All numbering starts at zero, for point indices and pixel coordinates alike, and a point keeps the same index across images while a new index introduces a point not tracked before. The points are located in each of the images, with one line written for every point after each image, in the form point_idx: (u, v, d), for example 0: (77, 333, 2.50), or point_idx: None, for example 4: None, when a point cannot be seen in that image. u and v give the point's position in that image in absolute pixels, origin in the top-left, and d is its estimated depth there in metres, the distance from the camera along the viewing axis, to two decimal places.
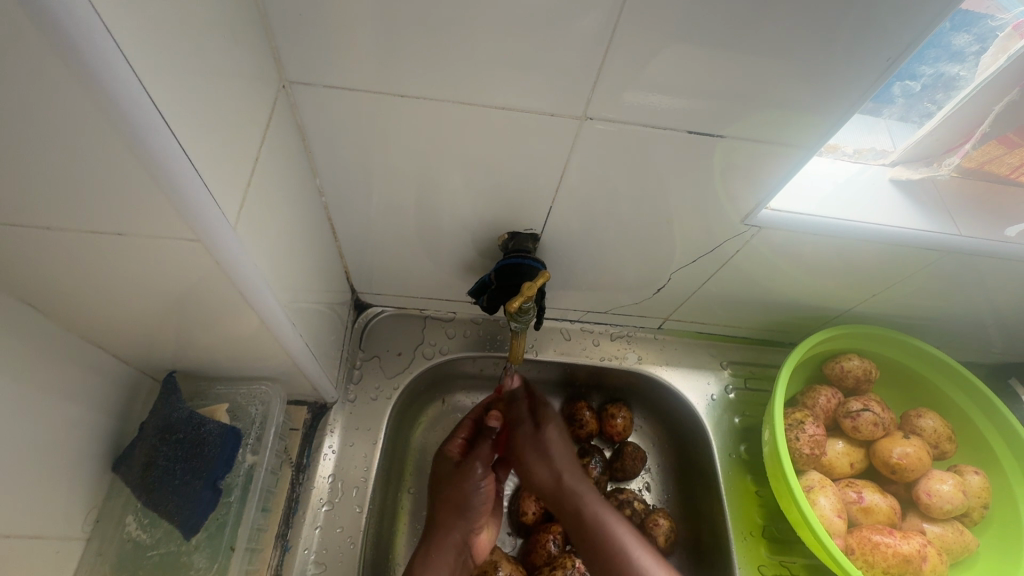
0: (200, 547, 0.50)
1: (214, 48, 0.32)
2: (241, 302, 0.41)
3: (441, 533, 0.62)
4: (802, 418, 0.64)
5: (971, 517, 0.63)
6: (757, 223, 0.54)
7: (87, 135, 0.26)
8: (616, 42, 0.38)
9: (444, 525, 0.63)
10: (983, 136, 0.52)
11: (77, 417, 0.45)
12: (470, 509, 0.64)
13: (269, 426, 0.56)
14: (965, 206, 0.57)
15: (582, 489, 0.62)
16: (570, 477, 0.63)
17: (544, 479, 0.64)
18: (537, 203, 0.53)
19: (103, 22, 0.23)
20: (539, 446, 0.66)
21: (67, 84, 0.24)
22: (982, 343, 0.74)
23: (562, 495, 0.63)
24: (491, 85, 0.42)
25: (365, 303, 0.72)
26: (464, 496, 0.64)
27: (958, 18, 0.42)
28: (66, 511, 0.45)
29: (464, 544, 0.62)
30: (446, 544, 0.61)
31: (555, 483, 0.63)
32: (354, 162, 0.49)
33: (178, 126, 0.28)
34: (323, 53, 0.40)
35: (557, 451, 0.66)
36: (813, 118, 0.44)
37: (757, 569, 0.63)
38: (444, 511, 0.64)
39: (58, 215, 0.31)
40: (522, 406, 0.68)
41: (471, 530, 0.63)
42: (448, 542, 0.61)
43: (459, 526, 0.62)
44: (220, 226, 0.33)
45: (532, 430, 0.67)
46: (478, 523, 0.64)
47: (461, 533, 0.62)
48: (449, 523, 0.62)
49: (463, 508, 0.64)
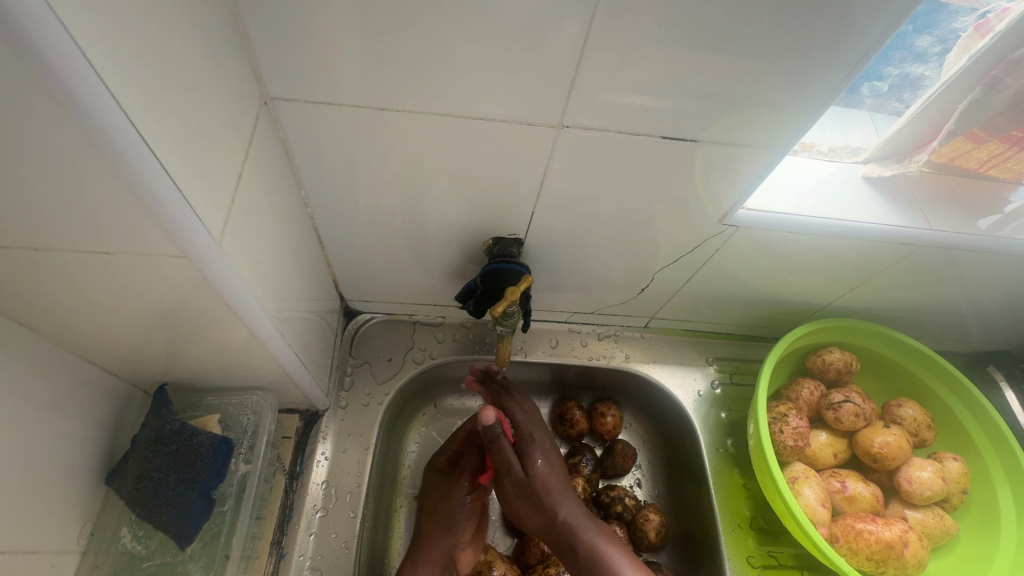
0: (196, 557, 0.50)
1: (196, 68, 0.32)
2: (230, 315, 0.42)
3: (427, 545, 0.60)
4: (786, 411, 0.65)
5: (950, 502, 0.65)
6: (734, 222, 0.55)
7: (73, 161, 0.27)
8: (588, 55, 0.40)
9: (427, 538, 0.61)
10: (950, 133, 0.54)
11: (69, 432, 0.45)
12: (453, 524, 0.61)
13: (261, 436, 0.56)
14: (937, 200, 0.59)
15: (582, 536, 0.57)
16: (567, 525, 0.58)
17: (536, 524, 0.59)
18: (520, 209, 0.54)
19: (84, 55, 0.24)
20: (529, 495, 0.59)
21: (53, 113, 0.24)
22: (961, 334, 0.76)
23: (557, 535, 0.58)
24: (469, 98, 0.43)
25: (355, 311, 0.72)
26: (450, 509, 0.62)
27: (919, 21, 0.44)
28: (61, 525, 0.45)
29: (451, 559, 0.61)
30: (428, 559, 0.60)
31: (547, 524, 0.58)
32: (339, 174, 0.50)
33: (160, 147, 0.29)
34: (302, 69, 0.41)
35: (552, 495, 0.59)
36: (783, 119, 0.45)
37: (745, 560, 0.64)
38: (429, 522, 0.62)
39: (46, 236, 0.31)
40: (504, 447, 0.59)
41: (455, 545, 0.61)
42: (434, 554, 0.60)
43: (445, 538, 0.60)
44: (205, 242, 0.34)
45: (521, 476, 0.59)
46: (463, 538, 0.61)
47: (447, 544, 0.61)
48: (435, 534, 0.60)
49: (447, 522, 0.61)
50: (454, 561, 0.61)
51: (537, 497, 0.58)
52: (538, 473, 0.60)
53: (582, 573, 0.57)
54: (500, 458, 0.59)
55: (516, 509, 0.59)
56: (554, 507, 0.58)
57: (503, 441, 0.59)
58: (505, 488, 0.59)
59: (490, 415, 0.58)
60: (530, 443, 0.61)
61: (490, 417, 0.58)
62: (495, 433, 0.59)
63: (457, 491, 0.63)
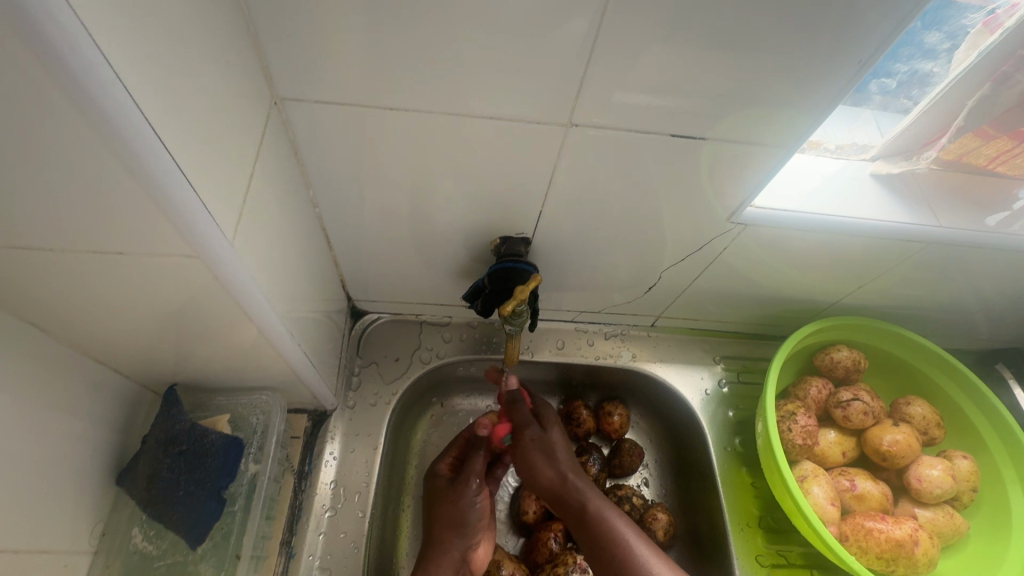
0: (206, 556, 0.51)
1: (207, 67, 0.32)
2: (241, 315, 0.42)
3: (440, 550, 0.60)
4: (794, 409, 0.65)
5: (961, 501, 0.65)
6: (743, 220, 0.55)
7: (88, 161, 0.27)
8: (597, 53, 0.40)
9: (441, 543, 0.61)
10: (959, 130, 0.54)
11: (80, 432, 0.46)
12: (465, 526, 0.61)
13: (270, 436, 0.56)
14: (946, 196, 0.58)
15: (590, 493, 0.59)
16: (575, 479, 0.60)
17: (546, 479, 0.61)
18: (528, 209, 0.54)
19: (101, 56, 0.24)
20: (542, 448, 0.63)
21: (68, 114, 0.24)
22: (969, 331, 0.76)
23: (565, 491, 0.60)
24: (478, 97, 0.43)
25: (362, 310, 0.73)
26: (461, 510, 0.62)
27: (929, 18, 0.44)
28: (72, 524, 0.45)
29: (462, 561, 0.61)
30: (445, 561, 0.59)
31: (557, 480, 0.61)
32: (347, 174, 0.50)
33: (174, 147, 0.29)
34: (312, 69, 0.41)
35: (562, 453, 0.63)
36: (791, 117, 0.45)
37: (754, 559, 0.64)
38: (441, 528, 0.61)
39: (60, 236, 0.31)
40: (523, 408, 0.66)
41: (468, 547, 0.61)
42: (448, 557, 0.60)
43: (457, 541, 0.60)
44: (217, 242, 0.34)
45: (538, 433, 0.64)
46: (475, 539, 0.62)
47: (459, 549, 0.61)
48: (447, 538, 0.60)
49: (460, 525, 0.61)
50: (466, 562, 0.61)
51: (551, 448, 0.62)
52: (553, 437, 0.64)
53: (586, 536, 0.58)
54: (522, 415, 0.65)
55: (529, 460, 0.62)
56: (563, 463, 0.61)
57: (523, 402, 0.66)
58: (523, 438, 0.63)
59: (513, 378, 0.66)
60: (550, 414, 0.66)
61: (513, 381, 0.65)
62: (516, 395, 0.66)
63: (467, 491, 0.63)
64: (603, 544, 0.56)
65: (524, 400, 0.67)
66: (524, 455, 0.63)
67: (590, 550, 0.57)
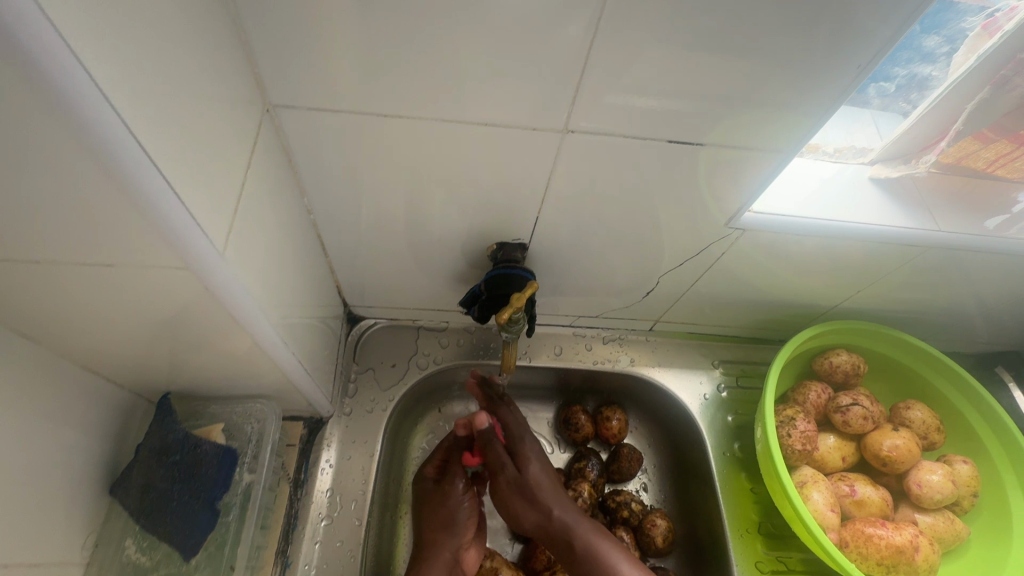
0: (200, 568, 0.50)
1: (197, 76, 0.32)
2: (233, 324, 0.41)
3: (432, 549, 0.60)
4: (793, 415, 0.65)
5: (961, 506, 0.64)
6: (741, 225, 0.55)
7: (74, 174, 0.26)
8: (592, 59, 0.40)
9: (432, 544, 0.60)
10: (958, 133, 0.53)
11: (72, 443, 0.45)
12: (456, 525, 0.61)
13: (265, 445, 0.56)
14: (945, 200, 0.58)
15: (578, 529, 0.59)
16: (558, 517, 0.59)
17: (533, 520, 0.60)
18: (524, 214, 0.54)
19: (86, 70, 0.23)
20: (522, 491, 0.60)
21: (54, 129, 0.24)
22: (968, 335, 0.76)
23: (552, 529, 0.59)
24: (473, 103, 0.43)
25: (358, 316, 0.72)
26: (450, 513, 0.61)
27: (928, 21, 0.43)
28: (65, 537, 0.45)
29: (454, 563, 0.60)
30: (436, 562, 0.59)
31: (544, 519, 0.60)
32: (341, 181, 0.50)
33: (163, 159, 0.29)
34: (304, 75, 0.40)
35: (543, 493, 0.60)
36: (789, 122, 0.45)
37: (754, 566, 0.63)
38: (430, 530, 0.61)
39: (48, 249, 0.31)
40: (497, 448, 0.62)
41: (460, 546, 0.60)
42: (440, 559, 0.59)
43: (449, 542, 0.60)
44: (208, 252, 0.34)
45: (515, 475, 0.61)
46: (466, 539, 0.61)
47: (451, 549, 0.60)
48: (438, 540, 0.60)
49: (450, 525, 0.61)
50: (458, 562, 0.60)
51: (531, 492, 0.60)
52: (532, 475, 0.61)
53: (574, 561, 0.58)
54: (495, 458, 0.61)
55: (511, 506, 0.61)
56: (547, 502, 0.60)
57: (497, 442, 0.62)
58: (500, 485, 0.61)
59: (485, 419, 0.61)
60: (525, 449, 0.62)
61: (485, 417, 0.62)
62: (489, 434, 0.62)
63: (454, 493, 0.62)
64: None
65: (496, 437, 0.62)
66: (504, 501, 0.61)
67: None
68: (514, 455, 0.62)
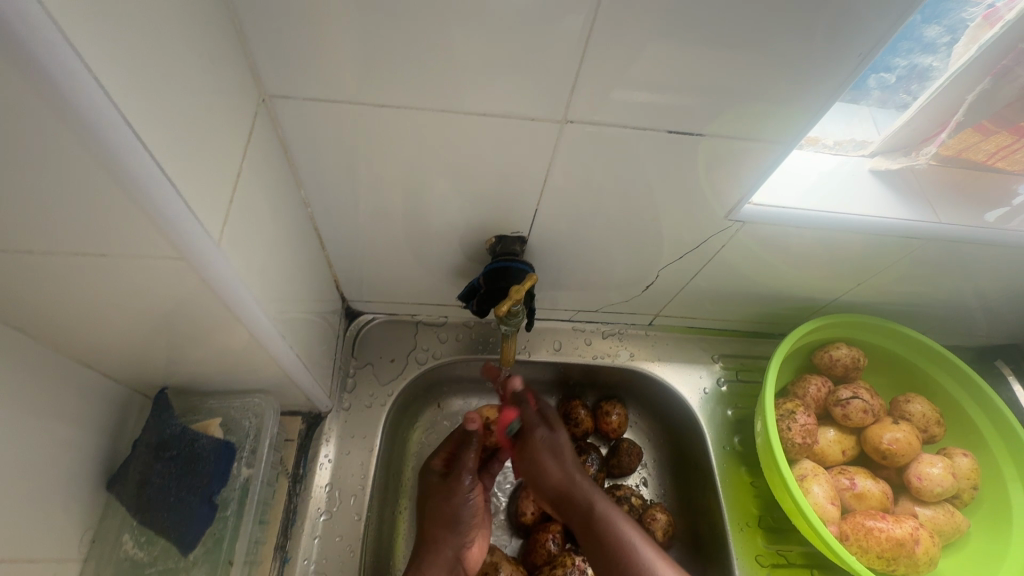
0: (198, 562, 0.50)
1: (191, 65, 0.31)
2: (231, 318, 0.41)
3: (432, 551, 0.60)
4: (793, 408, 0.65)
5: (961, 499, 0.64)
6: (740, 218, 0.55)
7: (67, 164, 0.26)
8: (591, 49, 0.39)
9: (435, 542, 0.60)
10: (959, 125, 0.53)
11: (69, 438, 0.45)
12: (459, 523, 0.61)
13: (263, 440, 0.56)
14: (946, 192, 0.58)
15: (596, 495, 0.61)
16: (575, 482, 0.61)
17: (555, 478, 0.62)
18: (523, 208, 0.53)
19: (79, 58, 0.23)
20: (550, 449, 0.63)
21: (46, 118, 0.24)
22: (968, 328, 0.76)
23: (571, 492, 0.61)
24: (471, 95, 0.42)
25: (356, 311, 0.72)
26: (455, 508, 0.62)
27: (928, 11, 0.43)
28: (62, 533, 0.45)
29: (456, 561, 0.60)
30: (438, 561, 0.59)
31: (566, 481, 0.61)
32: (339, 174, 0.49)
33: (157, 149, 0.28)
34: (300, 66, 0.40)
35: (568, 454, 0.63)
36: (790, 113, 0.45)
37: (754, 560, 0.63)
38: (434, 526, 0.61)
39: (41, 240, 0.30)
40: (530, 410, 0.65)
41: (462, 545, 0.61)
42: (442, 556, 0.59)
43: (451, 541, 0.60)
44: (205, 245, 0.34)
45: (547, 433, 0.63)
46: (469, 537, 0.61)
47: (453, 547, 0.60)
48: (441, 538, 0.60)
49: (452, 523, 0.61)
50: (460, 561, 0.60)
51: (558, 450, 0.62)
52: (559, 439, 0.63)
53: (589, 536, 0.59)
54: (528, 416, 0.64)
55: (539, 459, 0.62)
56: (572, 465, 0.62)
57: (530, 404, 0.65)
58: (534, 437, 0.63)
59: (520, 380, 0.65)
60: (553, 415, 0.66)
61: (519, 381, 0.65)
62: (524, 396, 0.65)
63: (461, 488, 0.62)
64: (614, 547, 0.57)
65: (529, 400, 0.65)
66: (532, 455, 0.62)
67: (591, 552, 0.58)
68: (546, 419, 0.65)
